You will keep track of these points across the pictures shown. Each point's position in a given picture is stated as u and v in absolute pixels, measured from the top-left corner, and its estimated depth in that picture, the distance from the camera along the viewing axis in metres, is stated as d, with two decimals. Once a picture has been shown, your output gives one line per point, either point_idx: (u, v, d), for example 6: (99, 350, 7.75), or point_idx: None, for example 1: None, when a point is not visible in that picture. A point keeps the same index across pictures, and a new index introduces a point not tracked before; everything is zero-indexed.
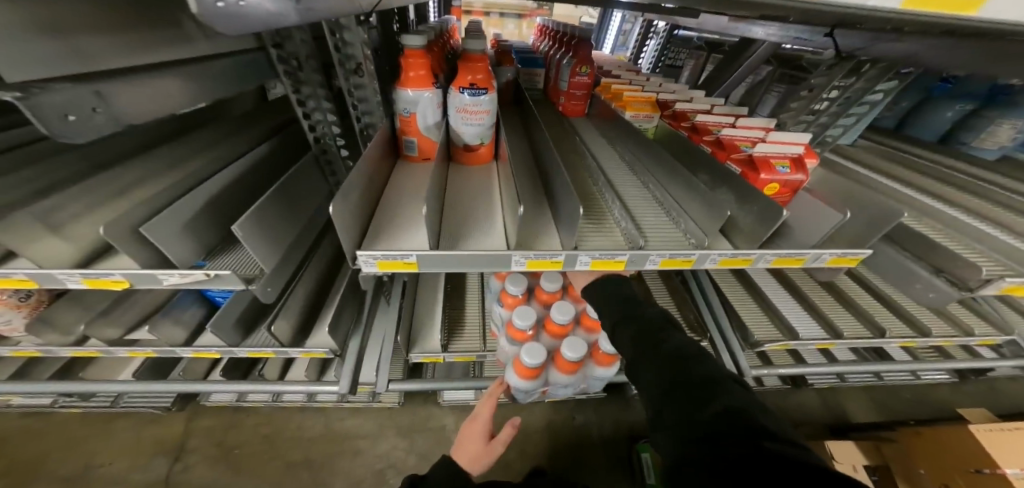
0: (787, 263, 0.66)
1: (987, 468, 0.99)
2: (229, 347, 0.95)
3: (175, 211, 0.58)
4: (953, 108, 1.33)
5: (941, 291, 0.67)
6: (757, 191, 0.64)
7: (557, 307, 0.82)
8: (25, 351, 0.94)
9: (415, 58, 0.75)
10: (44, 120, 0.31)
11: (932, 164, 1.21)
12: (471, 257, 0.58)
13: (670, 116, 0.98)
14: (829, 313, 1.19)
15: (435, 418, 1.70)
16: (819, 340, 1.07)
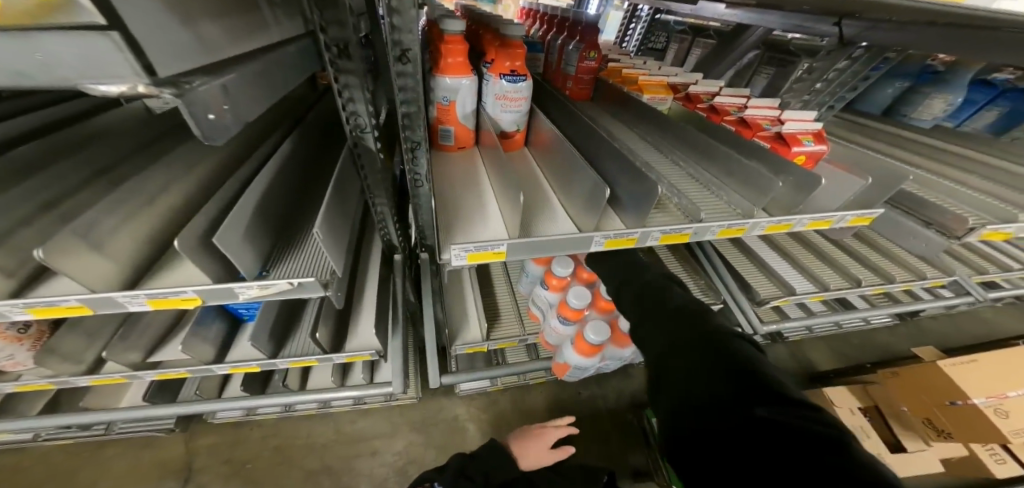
0: (818, 225, 0.75)
1: (960, 401, 1.25)
2: (268, 359, 0.91)
3: (237, 219, 0.53)
4: (893, 85, 1.49)
5: (933, 240, 0.79)
6: (790, 163, 0.72)
7: (605, 284, 0.89)
8: (32, 386, 0.86)
9: (455, 43, 0.73)
10: (196, 120, 0.30)
11: (884, 132, 1.38)
12: (558, 243, 0.62)
13: (684, 98, 1.04)
14: (813, 270, 1.32)
15: (447, 409, 1.71)
16: (812, 292, 1.21)
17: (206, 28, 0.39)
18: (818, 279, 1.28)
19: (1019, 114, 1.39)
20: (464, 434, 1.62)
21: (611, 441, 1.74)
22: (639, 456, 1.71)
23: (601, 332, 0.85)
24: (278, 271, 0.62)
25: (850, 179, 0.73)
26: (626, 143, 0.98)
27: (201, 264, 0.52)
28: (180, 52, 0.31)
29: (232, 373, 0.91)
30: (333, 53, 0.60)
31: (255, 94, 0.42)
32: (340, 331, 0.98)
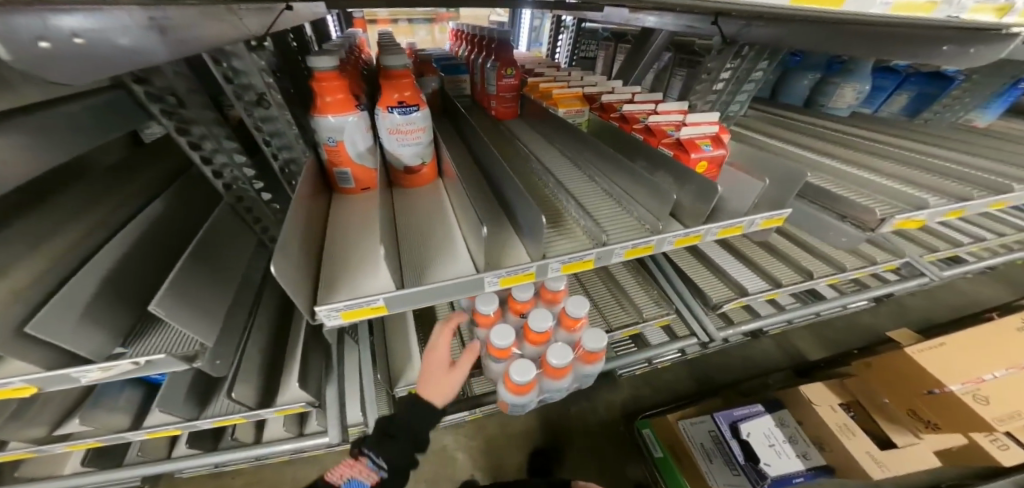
0: (729, 232, 0.71)
1: (937, 389, 1.19)
2: (187, 422, 0.87)
3: (64, 303, 0.53)
4: (808, 77, 1.54)
5: (851, 236, 0.76)
6: (693, 171, 0.68)
7: (533, 316, 0.83)
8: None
9: (328, 81, 0.71)
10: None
11: (805, 123, 1.38)
12: (435, 289, 0.58)
13: (599, 108, 1.03)
14: (764, 265, 1.30)
15: (434, 439, 1.70)
16: (765, 290, 1.16)
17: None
18: (771, 277, 1.24)
19: (927, 97, 1.52)
20: (451, 462, 1.61)
21: (605, 450, 1.69)
22: (637, 468, 1.63)
23: (525, 371, 0.78)
24: (135, 347, 0.63)
25: (750, 181, 0.71)
26: (545, 161, 0.95)
27: (23, 354, 0.51)
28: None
29: (148, 438, 0.88)
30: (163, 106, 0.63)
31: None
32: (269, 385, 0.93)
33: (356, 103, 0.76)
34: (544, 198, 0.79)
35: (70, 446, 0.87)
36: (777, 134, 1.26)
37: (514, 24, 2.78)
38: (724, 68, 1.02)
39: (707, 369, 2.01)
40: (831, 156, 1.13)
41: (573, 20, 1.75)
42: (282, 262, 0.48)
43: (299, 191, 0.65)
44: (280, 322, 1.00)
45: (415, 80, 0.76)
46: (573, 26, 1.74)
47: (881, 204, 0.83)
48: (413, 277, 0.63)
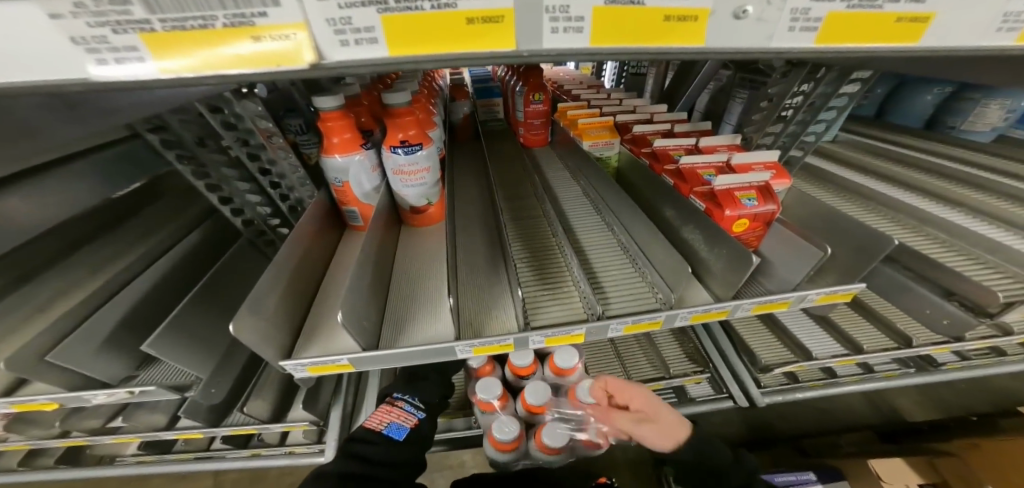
0: (770, 308, 0.58)
1: None
2: (205, 428, 0.79)
3: (87, 331, 0.51)
4: (931, 92, 1.18)
5: (957, 317, 0.54)
6: (725, 233, 0.56)
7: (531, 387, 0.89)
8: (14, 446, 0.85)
9: (334, 121, 0.69)
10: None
11: (920, 147, 1.11)
12: (409, 354, 0.53)
13: (630, 141, 0.90)
14: (847, 324, 0.98)
15: (455, 456, 1.53)
16: (838, 357, 0.87)
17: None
18: (850, 340, 0.92)
19: None
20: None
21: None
22: None
23: (506, 431, 0.81)
24: (143, 374, 0.59)
25: (806, 246, 0.54)
26: (561, 201, 0.87)
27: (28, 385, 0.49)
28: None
29: (175, 440, 0.81)
30: (179, 152, 0.60)
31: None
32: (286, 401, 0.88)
33: (364, 142, 0.74)
34: (547, 251, 0.71)
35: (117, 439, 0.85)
36: (863, 161, 1.00)
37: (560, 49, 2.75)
38: (792, 93, 0.70)
39: (767, 417, 1.51)
40: (973, 187, 0.86)
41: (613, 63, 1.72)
42: (244, 324, 0.45)
43: (296, 232, 0.63)
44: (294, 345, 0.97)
45: (420, 117, 0.73)
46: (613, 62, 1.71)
47: (994, 272, 0.59)
48: (389, 334, 0.58)
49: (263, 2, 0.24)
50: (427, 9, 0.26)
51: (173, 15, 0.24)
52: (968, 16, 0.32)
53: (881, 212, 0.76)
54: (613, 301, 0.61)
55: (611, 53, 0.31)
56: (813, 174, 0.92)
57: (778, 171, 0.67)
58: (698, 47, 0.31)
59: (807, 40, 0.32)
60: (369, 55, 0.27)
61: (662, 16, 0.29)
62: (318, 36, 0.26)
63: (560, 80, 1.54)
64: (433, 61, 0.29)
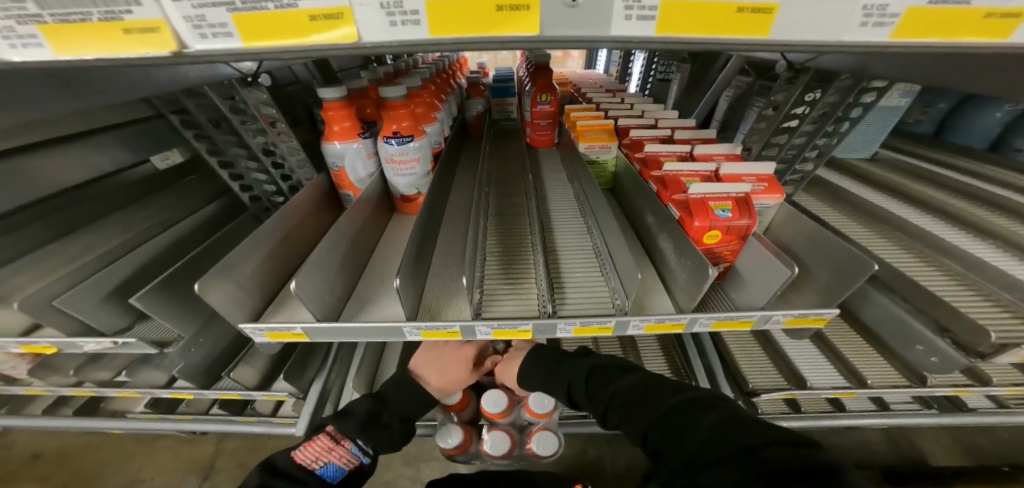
0: (730, 326, 0.56)
1: None
2: (195, 391, 0.89)
3: (96, 282, 0.60)
4: (998, 109, 1.04)
5: (946, 355, 0.52)
6: (692, 244, 0.54)
7: (488, 397, 0.86)
8: (37, 390, 1.00)
9: (335, 110, 0.74)
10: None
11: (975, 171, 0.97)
12: (364, 330, 0.57)
13: (628, 145, 0.87)
14: (856, 357, 0.89)
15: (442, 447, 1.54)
16: (835, 390, 0.82)
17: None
18: (852, 372, 0.85)
19: None
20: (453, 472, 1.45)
21: None
22: None
23: (448, 438, 0.83)
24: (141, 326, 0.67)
25: (775, 265, 0.52)
26: (549, 201, 0.88)
27: (50, 322, 0.58)
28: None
29: (170, 398, 0.93)
30: (194, 131, 0.68)
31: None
32: (273, 372, 0.96)
33: (362, 131, 0.79)
34: (520, 248, 0.73)
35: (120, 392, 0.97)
36: (898, 182, 0.90)
37: (596, 53, 2.71)
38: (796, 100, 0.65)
39: None
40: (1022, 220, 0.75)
41: (643, 54, 1.64)
42: (214, 286, 0.50)
43: (289, 210, 0.69)
44: None
45: (413, 109, 0.77)
46: (642, 56, 1.65)
47: (1004, 313, 0.52)
48: (353, 311, 0.63)
49: (126, 1, 0.28)
50: (271, 9, 0.29)
51: (58, 11, 0.28)
52: (815, 8, 0.30)
53: (895, 238, 0.70)
54: (568, 302, 0.61)
55: (511, 41, 0.32)
56: (829, 192, 0.85)
57: (770, 185, 0.63)
58: (529, 35, 0.31)
59: (647, 29, 0.31)
60: (228, 47, 0.31)
61: (490, 8, 0.29)
62: (178, 32, 0.29)
63: (581, 83, 1.52)
64: (286, 51, 0.31)
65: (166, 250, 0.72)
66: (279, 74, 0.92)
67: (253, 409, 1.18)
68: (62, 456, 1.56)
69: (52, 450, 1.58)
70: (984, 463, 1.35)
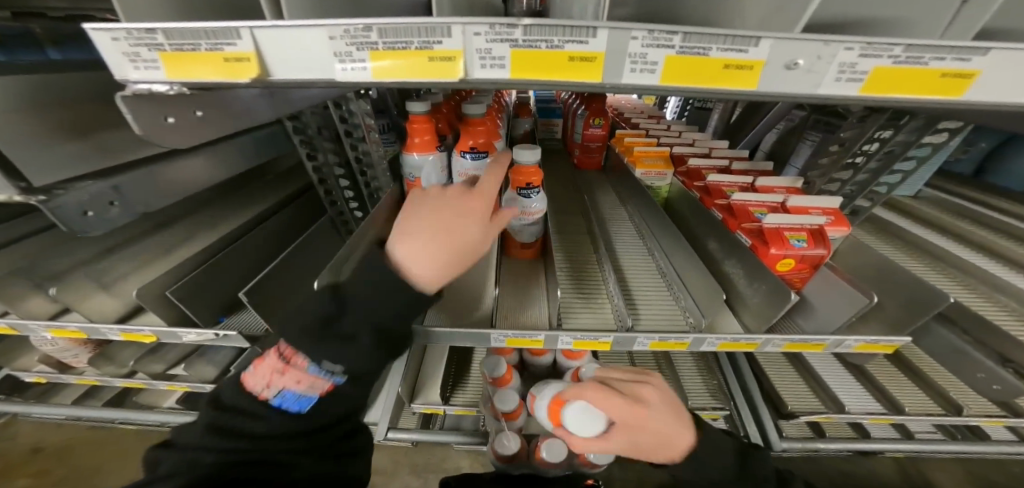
0: (802, 348, 0.59)
1: None
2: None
3: (200, 274, 0.63)
4: None
5: (1009, 385, 0.57)
6: (766, 269, 0.58)
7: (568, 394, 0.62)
8: (87, 380, 1.03)
9: (419, 124, 0.80)
10: (64, 217, 0.40)
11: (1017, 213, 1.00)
12: (452, 333, 0.60)
13: (684, 173, 0.92)
14: (896, 388, 0.91)
15: (453, 459, 1.49)
16: (873, 414, 0.84)
17: (115, 138, 0.53)
18: (891, 400, 0.87)
19: None
20: None
21: None
22: None
23: (508, 446, 0.87)
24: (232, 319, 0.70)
25: (851, 294, 0.55)
26: (607, 222, 0.92)
27: (159, 310, 0.61)
28: (49, 164, 0.43)
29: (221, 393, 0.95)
30: (300, 137, 0.73)
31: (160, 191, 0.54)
32: None
33: (439, 144, 0.84)
34: (586, 266, 0.76)
35: (169, 385, 1.01)
36: (943, 221, 0.94)
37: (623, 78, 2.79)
38: (867, 140, 0.68)
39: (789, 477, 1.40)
40: None
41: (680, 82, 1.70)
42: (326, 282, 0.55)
43: (374, 214, 0.73)
44: None
45: (490, 127, 0.82)
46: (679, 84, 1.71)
47: None
48: (434, 316, 0.66)
49: (442, 31, 0.28)
50: (542, 48, 0.29)
51: (390, 39, 0.29)
52: (1014, 73, 0.29)
53: (950, 274, 0.73)
54: (642, 318, 0.64)
55: (720, 95, 0.32)
56: (883, 229, 0.89)
57: (837, 218, 0.66)
58: (745, 91, 0.31)
59: (850, 90, 0.30)
60: (497, 78, 0.30)
61: (718, 66, 0.29)
62: (467, 61, 0.29)
63: (620, 107, 1.58)
64: (544, 88, 0.31)
65: (257, 244, 0.76)
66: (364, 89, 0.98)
67: None
68: (68, 449, 1.55)
69: (59, 443, 1.57)
70: None
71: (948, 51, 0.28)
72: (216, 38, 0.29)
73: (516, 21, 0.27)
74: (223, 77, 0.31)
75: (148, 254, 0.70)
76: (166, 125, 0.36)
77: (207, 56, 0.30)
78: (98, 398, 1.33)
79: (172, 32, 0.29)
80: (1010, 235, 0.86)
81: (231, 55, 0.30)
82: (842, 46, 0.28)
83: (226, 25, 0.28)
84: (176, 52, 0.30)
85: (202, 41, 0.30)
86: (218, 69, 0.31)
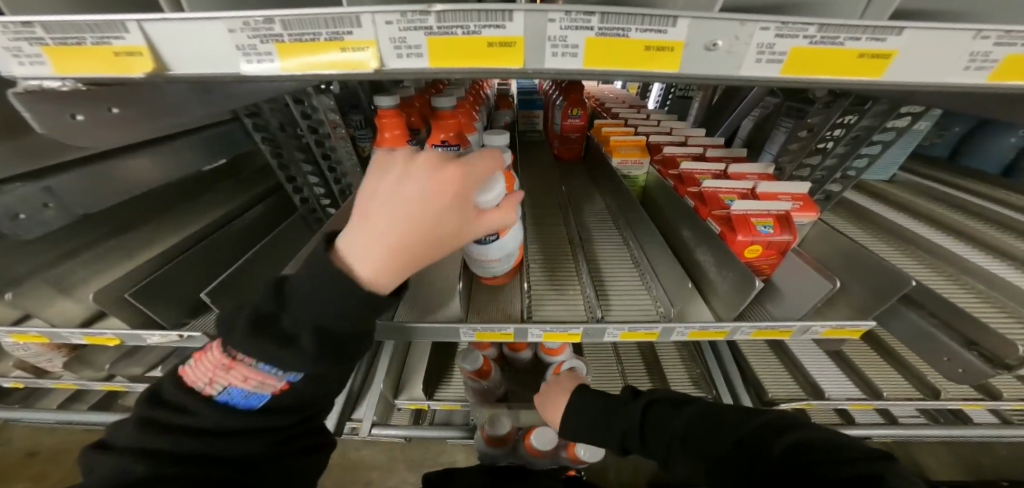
0: (769, 335, 0.60)
1: None
2: None
3: (161, 276, 0.62)
4: (1015, 134, 1.06)
5: (973, 367, 0.57)
6: (736, 257, 0.57)
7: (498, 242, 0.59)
8: (67, 384, 1.02)
9: (388, 118, 0.78)
10: None
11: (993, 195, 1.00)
12: (422, 330, 0.59)
13: (660, 161, 0.91)
14: (873, 372, 0.92)
15: (447, 453, 1.50)
16: (851, 400, 0.85)
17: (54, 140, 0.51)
18: (871, 387, 0.89)
19: None
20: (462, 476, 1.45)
21: None
22: None
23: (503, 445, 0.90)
24: (198, 321, 0.68)
25: (817, 280, 0.55)
26: (585, 214, 0.91)
27: (119, 313, 0.60)
28: None
29: None
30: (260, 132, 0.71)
31: (103, 193, 0.53)
32: None
33: (410, 139, 0.82)
34: (562, 258, 0.76)
35: None
36: (920, 206, 0.94)
37: None
38: (832, 124, 0.67)
39: None
40: None
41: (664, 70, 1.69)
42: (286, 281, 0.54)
43: (344, 210, 0.72)
44: None
45: (460, 120, 0.81)
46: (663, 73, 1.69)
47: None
48: (405, 312, 0.65)
49: (350, 22, 0.28)
50: (459, 34, 0.28)
51: (295, 31, 0.28)
52: (933, 51, 0.29)
53: (924, 258, 0.73)
54: (612, 309, 0.65)
55: (643, 77, 0.31)
56: (855, 212, 0.90)
57: (806, 203, 0.66)
58: (669, 73, 0.30)
59: (771, 71, 0.30)
60: (415, 68, 0.29)
61: (639, 48, 0.29)
62: (381, 50, 0.29)
63: (603, 97, 1.57)
64: (468, 76, 0.30)
65: (225, 244, 0.75)
66: (334, 84, 0.96)
67: None
68: (60, 453, 1.54)
69: (49, 447, 1.55)
70: (985, 480, 1.37)
71: (862, 31, 0.28)
72: (101, 31, 0.28)
73: (427, 8, 0.27)
74: (115, 73, 0.30)
75: (110, 257, 0.68)
76: (74, 123, 0.35)
77: (94, 50, 0.29)
78: (85, 402, 1.32)
79: (49, 25, 0.28)
80: (982, 218, 0.87)
81: (120, 49, 0.29)
82: (758, 26, 0.28)
83: (109, 17, 0.27)
84: (59, 46, 0.29)
85: (86, 35, 0.29)
86: (107, 65, 0.30)
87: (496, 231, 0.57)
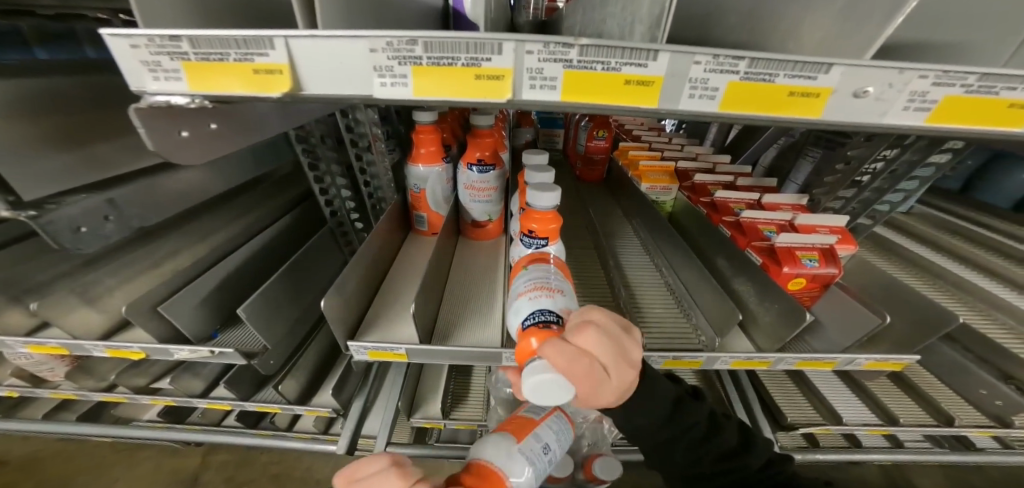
0: (813, 366, 0.59)
1: None
2: (236, 401, 0.87)
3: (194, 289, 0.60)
4: None
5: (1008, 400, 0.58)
6: (779, 287, 0.57)
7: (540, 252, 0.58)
8: (64, 394, 0.97)
9: (426, 133, 0.78)
10: (53, 234, 0.38)
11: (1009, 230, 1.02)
12: (460, 353, 0.57)
13: (689, 188, 0.91)
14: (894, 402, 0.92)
15: None
16: (868, 426, 0.84)
17: None
18: (884, 410, 0.87)
19: None
20: None
21: None
22: None
23: None
24: (224, 335, 0.65)
25: (862, 313, 0.55)
26: (613, 238, 0.91)
27: (148, 327, 0.57)
28: None
29: (207, 408, 0.90)
30: (304, 144, 0.70)
31: (153, 204, 0.51)
32: (314, 384, 0.93)
33: (445, 156, 0.82)
34: (594, 283, 0.76)
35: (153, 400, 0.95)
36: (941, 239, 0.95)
37: None
38: (874, 158, 0.68)
39: None
40: None
41: None
42: (331, 298, 0.53)
43: (379, 226, 0.71)
44: (330, 353, 0.99)
45: (498, 139, 0.81)
46: None
47: None
48: (442, 334, 0.63)
49: (491, 49, 0.28)
50: (598, 70, 0.29)
51: (436, 53, 0.28)
52: None
53: (950, 291, 0.74)
54: (651, 337, 0.64)
55: (782, 121, 0.32)
56: (882, 245, 0.91)
57: (844, 236, 0.67)
58: (809, 118, 0.31)
59: (916, 119, 0.31)
60: (546, 99, 0.30)
61: (782, 93, 0.30)
62: (517, 81, 0.29)
63: (621, 118, 1.59)
64: (591, 111, 0.31)
65: (253, 255, 0.73)
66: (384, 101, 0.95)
67: (271, 423, 1.14)
68: (32, 463, 1.45)
69: (21, 456, 1.47)
70: None
71: (1020, 81, 0.29)
72: (245, 46, 0.28)
73: (574, 41, 0.27)
74: (250, 90, 0.30)
75: (136, 266, 0.66)
76: (181, 139, 0.34)
77: (232, 66, 0.29)
78: (71, 411, 1.25)
79: (197, 40, 0.28)
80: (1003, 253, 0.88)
81: (260, 66, 0.29)
82: (917, 74, 0.29)
83: (260, 34, 0.27)
84: (198, 60, 0.29)
85: (228, 49, 0.28)
86: (245, 81, 0.30)
87: (546, 238, 0.57)
